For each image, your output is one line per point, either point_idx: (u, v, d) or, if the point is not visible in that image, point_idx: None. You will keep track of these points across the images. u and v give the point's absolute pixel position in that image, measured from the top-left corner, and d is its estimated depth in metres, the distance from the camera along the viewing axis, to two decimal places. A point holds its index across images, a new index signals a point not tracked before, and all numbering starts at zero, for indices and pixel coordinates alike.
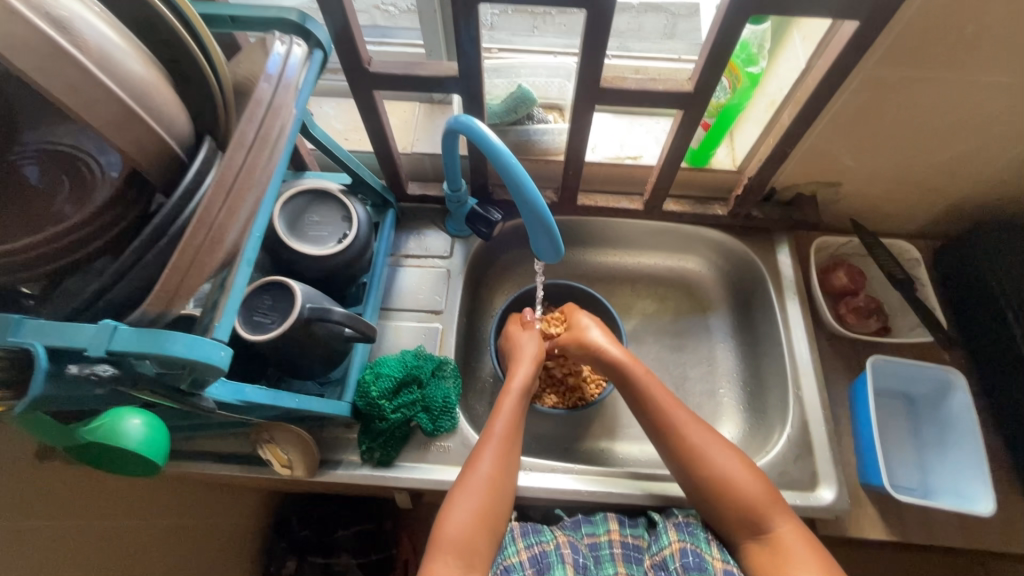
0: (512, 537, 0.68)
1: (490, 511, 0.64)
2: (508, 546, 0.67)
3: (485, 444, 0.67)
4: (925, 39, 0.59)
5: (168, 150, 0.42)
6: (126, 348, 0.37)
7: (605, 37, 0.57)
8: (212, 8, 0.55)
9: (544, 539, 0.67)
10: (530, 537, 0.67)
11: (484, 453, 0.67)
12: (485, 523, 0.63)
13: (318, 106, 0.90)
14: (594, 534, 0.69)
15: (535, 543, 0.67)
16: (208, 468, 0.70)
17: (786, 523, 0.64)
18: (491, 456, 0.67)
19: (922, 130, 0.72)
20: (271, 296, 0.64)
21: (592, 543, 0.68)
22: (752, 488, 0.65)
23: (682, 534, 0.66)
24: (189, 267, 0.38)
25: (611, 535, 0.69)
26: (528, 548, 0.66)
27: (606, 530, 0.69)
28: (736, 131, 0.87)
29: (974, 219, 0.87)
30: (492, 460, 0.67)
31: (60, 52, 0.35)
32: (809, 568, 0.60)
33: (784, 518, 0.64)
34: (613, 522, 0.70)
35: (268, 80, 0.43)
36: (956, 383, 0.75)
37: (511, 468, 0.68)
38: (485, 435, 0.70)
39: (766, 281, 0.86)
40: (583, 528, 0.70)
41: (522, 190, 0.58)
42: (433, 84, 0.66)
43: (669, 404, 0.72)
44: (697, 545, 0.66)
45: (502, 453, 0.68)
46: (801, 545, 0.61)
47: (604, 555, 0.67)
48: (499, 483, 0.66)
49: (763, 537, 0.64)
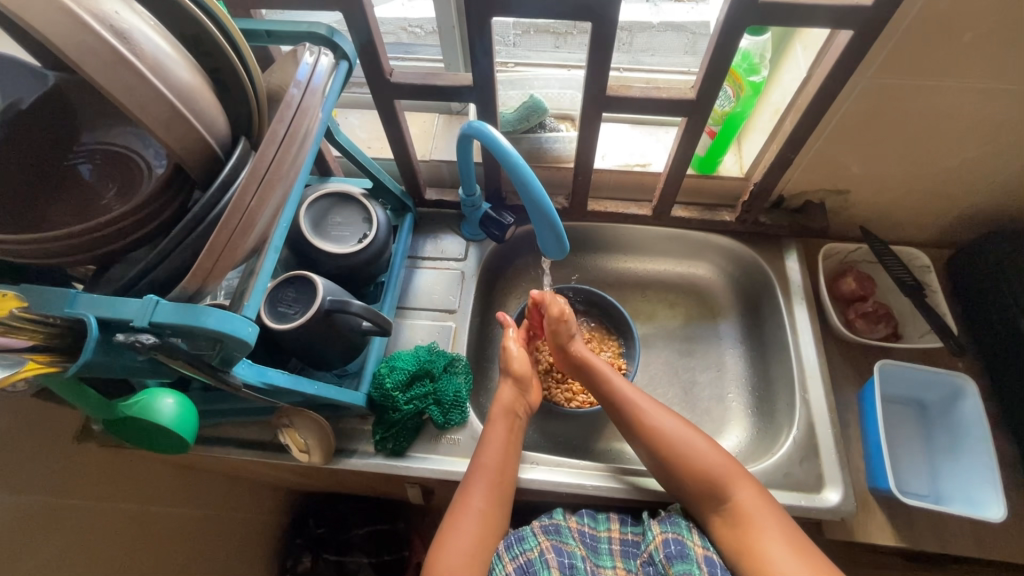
0: (496, 553, 0.68)
1: (482, 550, 0.66)
2: (494, 563, 0.67)
3: (475, 478, 0.68)
4: (922, 48, 0.61)
5: (208, 148, 0.47)
6: (166, 319, 0.42)
7: (609, 48, 0.61)
8: (251, 24, 0.60)
9: (528, 547, 0.67)
10: (514, 548, 0.68)
11: (476, 489, 0.69)
12: (477, 559, 0.66)
13: (344, 117, 0.96)
14: (594, 528, 0.72)
15: (518, 555, 0.67)
16: (231, 453, 0.73)
17: (748, 493, 0.66)
18: (481, 491, 0.68)
19: (927, 137, 0.73)
20: (295, 289, 0.68)
21: (591, 535, 0.71)
22: (711, 465, 0.68)
23: (666, 526, 0.68)
24: (222, 250, 0.42)
25: (611, 533, 0.71)
26: (514, 560, 0.67)
27: (607, 527, 0.72)
28: (743, 139, 0.89)
29: (988, 227, 0.87)
30: (484, 493, 0.68)
31: (120, 58, 0.40)
32: (772, 533, 0.62)
33: (745, 486, 0.66)
34: (614, 521, 0.73)
35: (297, 86, 0.47)
36: (968, 389, 0.74)
37: (503, 497, 0.69)
38: (474, 467, 0.71)
39: (774, 286, 0.88)
40: (585, 518, 0.73)
41: (528, 189, 0.62)
42: (450, 93, 0.70)
43: (639, 396, 0.75)
44: (679, 532, 0.67)
45: (494, 490, 0.69)
46: (763, 510, 0.64)
47: (602, 548, 0.70)
48: (490, 518, 0.68)
49: (726, 510, 0.66)
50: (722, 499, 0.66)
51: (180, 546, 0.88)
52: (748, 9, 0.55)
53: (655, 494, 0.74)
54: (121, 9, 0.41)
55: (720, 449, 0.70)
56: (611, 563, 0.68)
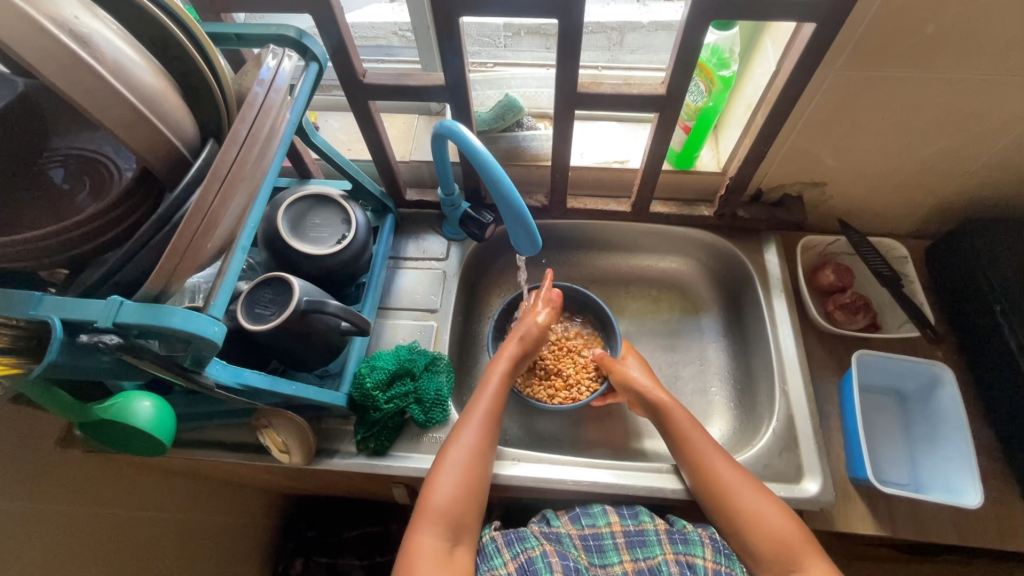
0: (496, 548, 0.68)
1: (473, 483, 0.67)
2: (494, 557, 0.67)
3: (467, 415, 0.71)
4: (886, 40, 0.62)
5: (174, 150, 0.48)
6: (130, 320, 0.42)
7: (578, 45, 0.62)
8: (220, 28, 0.61)
9: (530, 546, 0.67)
10: (515, 546, 0.67)
11: (465, 428, 0.71)
12: (468, 494, 0.67)
13: (324, 120, 0.96)
14: (594, 526, 0.70)
15: (520, 553, 0.67)
16: (212, 456, 0.73)
17: (818, 563, 0.63)
18: (472, 430, 0.71)
19: (897, 128, 0.74)
20: (272, 290, 0.68)
21: (593, 534, 0.70)
22: (782, 529, 0.65)
23: (718, 555, 0.66)
24: (185, 250, 0.43)
25: (612, 527, 0.70)
26: (514, 558, 0.66)
27: (607, 522, 0.70)
28: (720, 133, 0.90)
29: (963, 216, 0.88)
30: (475, 431, 0.71)
31: (79, 61, 0.40)
32: None
33: (811, 556, 0.64)
34: (613, 515, 0.71)
35: (261, 86, 0.47)
36: (945, 377, 0.75)
37: (492, 438, 0.71)
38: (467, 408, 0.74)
39: (754, 280, 0.88)
40: (583, 520, 0.71)
41: (499, 186, 0.62)
42: (423, 93, 0.71)
43: (686, 420, 0.75)
44: (732, 568, 0.66)
45: (483, 429, 0.71)
46: None
47: (606, 545, 0.68)
48: (480, 455, 0.70)
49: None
50: (787, 564, 0.64)
51: (166, 551, 0.88)
52: (711, 3, 0.56)
53: (637, 489, 0.74)
54: (81, 13, 0.41)
55: (790, 513, 0.67)
56: (618, 559, 0.67)
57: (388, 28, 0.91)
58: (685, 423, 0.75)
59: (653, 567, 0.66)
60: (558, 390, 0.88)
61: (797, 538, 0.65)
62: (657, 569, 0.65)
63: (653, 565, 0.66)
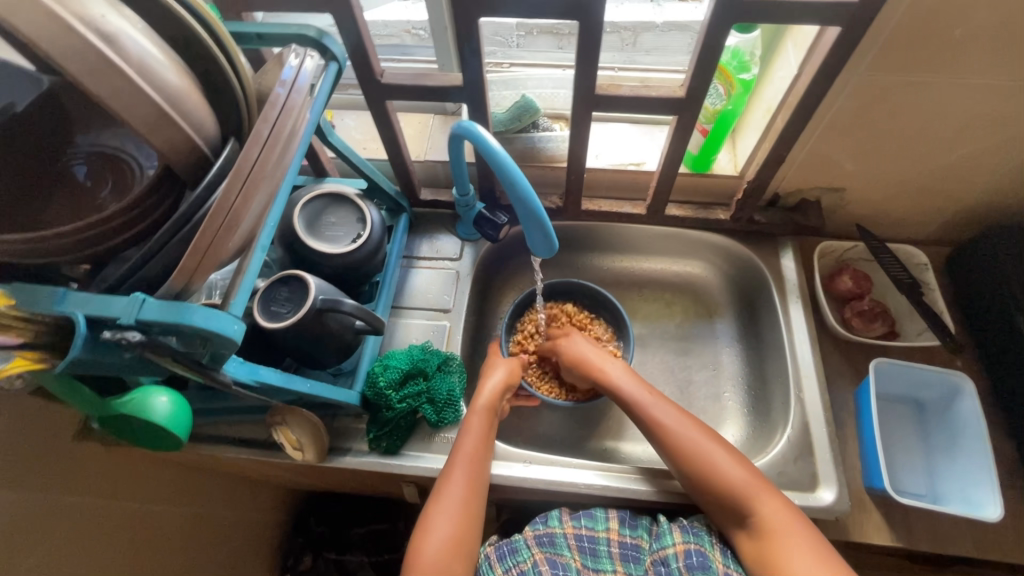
0: (490, 564, 0.69)
1: (465, 533, 0.66)
2: (488, 575, 0.68)
3: (457, 461, 0.68)
4: (912, 44, 0.61)
5: (196, 148, 0.48)
6: (153, 317, 0.42)
7: (597, 46, 0.61)
8: (241, 27, 0.61)
9: (522, 559, 0.67)
10: (507, 560, 0.68)
11: (454, 472, 0.69)
12: (461, 544, 0.65)
13: (340, 118, 0.97)
14: (591, 528, 0.71)
15: (512, 566, 0.67)
16: (226, 451, 0.74)
17: (776, 507, 0.64)
18: (462, 475, 0.69)
19: (921, 134, 0.73)
20: (288, 288, 0.69)
21: (590, 536, 0.70)
22: (738, 482, 0.66)
23: (687, 536, 0.68)
24: (207, 248, 0.43)
25: (609, 534, 0.70)
26: (506, 572, 0.67)
27: (606, 527, 0.71)
28: (737, 136, 0.89)
29: (985, 224, 0.86)
30: (465, 475, 0.69)
31: (105, 60, 0.40)
32: (797, 549, 0.60)
33: (766, 500, 0.64)
34: (613, 521, 0.72)
35: (283, 86, 0.48)
36: (965, 388, 0.74)
37: (482, 481, 0.70)
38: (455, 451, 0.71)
39: (770, 285, 0.87)
40: (583, 520, 0.72)
41: (516, 188, 0.62)
42: (440, 93, 0.71)
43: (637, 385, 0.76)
44: (701, 544, 0.67)
45: (473, 472, 0.69)
46: (790, 526, 0.62)
47: (601, 550, 0.69)
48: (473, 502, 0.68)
49: (752, 524, 0.64)
50: (747, 512, 0.65)
51: (179, 544, 0.89)
52: (734, 6, 0.55)
53: (648, 493, 0.74)
54: (107, 12, 0.42)
55: (745, 462, 0.68)
56: (612, 566, 0.67)
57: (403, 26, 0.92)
58: (643, 395, 0.75)
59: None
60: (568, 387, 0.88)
61: (752, 484, 0.66)
62: None
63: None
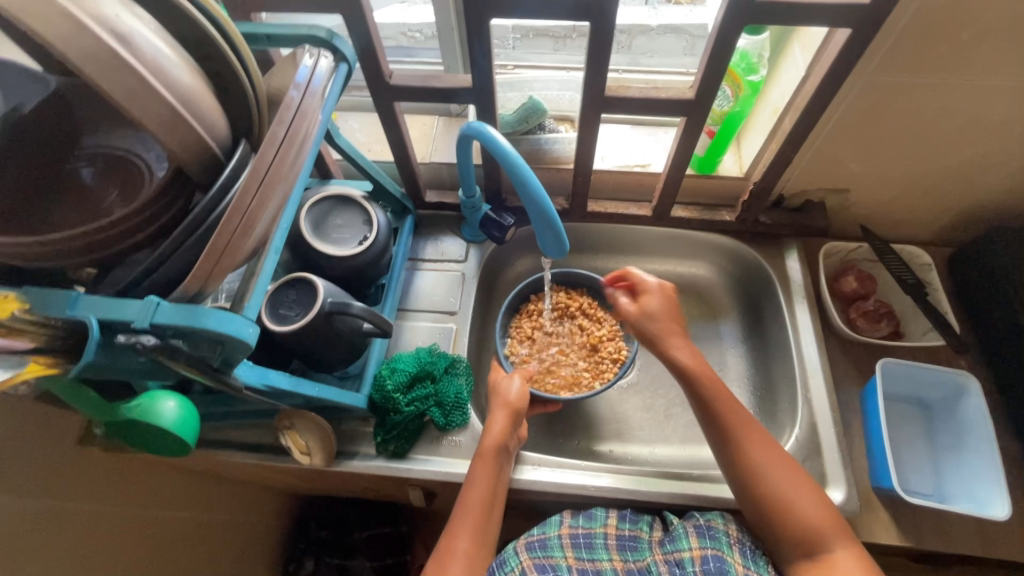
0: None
1: None
2: None
3: (460, 522, 0.66)
4: (920, 46, 0.61)
5: (208, 150, 0.47)
6: (167, 321, 0.42)
7: (609, 47, 0.61)
8: (250, 28, 0.60)
9: (510, 569, 0.66)
10: (496, 573, 0.66)
11: (459, 530, 0.67)
12: None
13: (344, 120, 0.97)
14: (589, 525, 0.71)
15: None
16: (232, 456, 0.73)
17: (845, 548, 0.61)
18: (466, 533, 0.66)
19: (926, 135, 0.73)
20: (296, 290, 0.68)
21: (586, 533, 0.71)
22: (810, 508, 0.63)
23: (704, 541, 0.65)
24: (223, 252, 0.42)
25: (607, 528, 0.71)
26: None
27: (602, 523, 0.71)
28: (742, 138, 0.89)
29: (987, 224, 0.87)
30: (469, 535, 0.66)
31: (120, 60, 0.40)
32: None
33: (842, 544, 0.61)
34: (611, 517, 0.72)
35: (297, 89, 0.47)
36: (971, 387, 0.74)
37: (488, 535, 0.68)
38: (460, 503, 0.68)
39: (775, 285, 0.87)
40: (580, 518, 0.72)
41: (527, 188, 0.61)
42: (449, 94, 0.71)
43: (725, 394, 0.70)
44: (718, 548, 0.65)
45: (476, 533, 0.67)
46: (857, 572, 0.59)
47: (597, 543, 0.69)
48: (475, 560, 0.66)
49: (816, 559, 0.62)
50: (810, 545, 0.62)
51: (182, 550, 0.88)
52: (746, 7, 0.56)
53: (658, 495, 0.74)
54: (122, 12, 0.41)
55: (822, 496, 0.65)
56: (607, 557, 0.68)
57: (395, 29, 0.91)
58: (719, 399, 0.70)
59: (643, 569, 0.67)
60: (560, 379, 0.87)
61: (825, 519, 0.63)
62: (645, 570, 0.66)
63: (642, 567, 0.67)
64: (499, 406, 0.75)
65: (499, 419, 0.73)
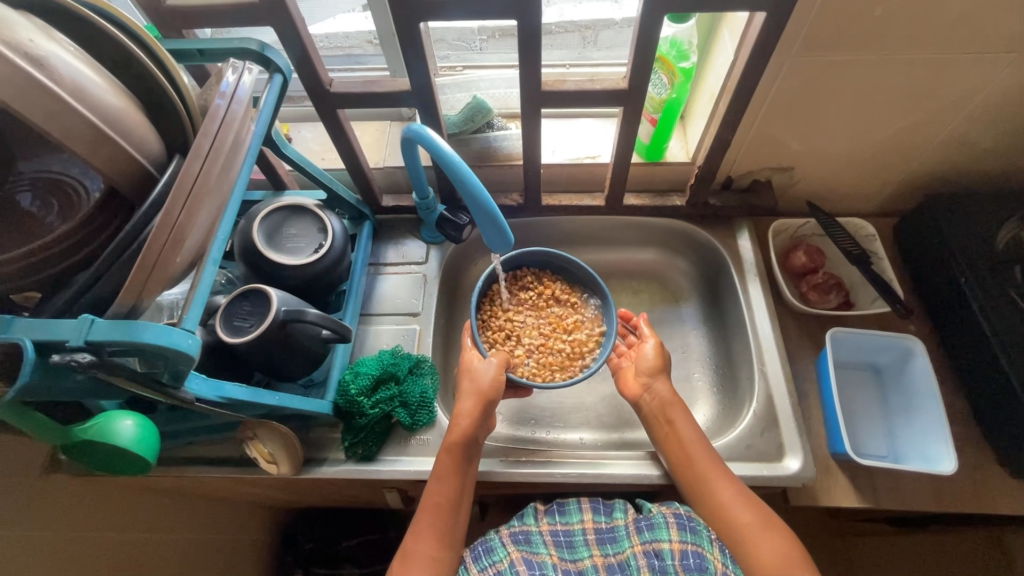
0: (466, 565, 0.69)
1: None
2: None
3: (421, 519, 0.67)
4: (838, 24, 0.64)
5: (138, 166, 0.48)
6: (100, 337, 0.42)
7: (538, 43, 0.63)
8: (181, 44, 0.61)
9: (498, 558, 0.68)
10: (482, 560, 0.69)
11: (424, 527, 0.68)
12: None
13: (297, 131, 0.97)
14: (567, 522, 0.72)
15: (488, 565, 0.68)
16: (201, 472, 0.73)
17: (773, 552, 0.63)
18: (431, 530, 0.68)
19: (858, 109, 0.76)
20: (250, 302, 0.69)
21: (565, 530, 0.72)
22: (742, 515, 0.66)
23: (684, 534, 0.67)
24: (154, 265, 0.43)
25: (584, 524, 0.72)
26: (482, 571, 0.67)
27: (579, 518, 0.73)
28: (687, 124, 0.92)
29: (926, 192, 0.90)
30: (432, 532, 0.68)
31: (35, 82, 0.40)
32: None
33: (767, 546, 0.63)
34: (586, 512, 0.73)
35: (222, 98, 0.48)
36: (916, 349, 0.77)
37: (453, 533, 0.69)
38: (426, 498, 0.70)
39: (728, 265, 0.90)
40: (556, 516, 0.73)
41: (467, 186, 0.63)
42: (391, 99, 0.72)
43: (677, 413, 0.74)
44: (698, 544, 0.66)
45: (441, 528, 0.68)
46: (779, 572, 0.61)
47: (577, 541, 0.70)
48: (439, 557, 0.67)
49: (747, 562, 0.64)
50: (741, 549, 0.65)
51: (162, 572, 0.87)
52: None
53: (625, 478, 0.75)
54: (36, 36, 0.42)
55: (759, 505, 0.67)
56: (588, 554, 0.69)
57: (362, 36, 0.92)
58: (672, 418, 0.74)
59: (622, 562, 0.67)
60: (538, 364, 0.82)
61: (760, 524, 0.65)
62: (625, 564, 0.67)
63: (622, 561, 0.67)
64: (468, 393, 0.73)
65: (467, 408, 0.72)
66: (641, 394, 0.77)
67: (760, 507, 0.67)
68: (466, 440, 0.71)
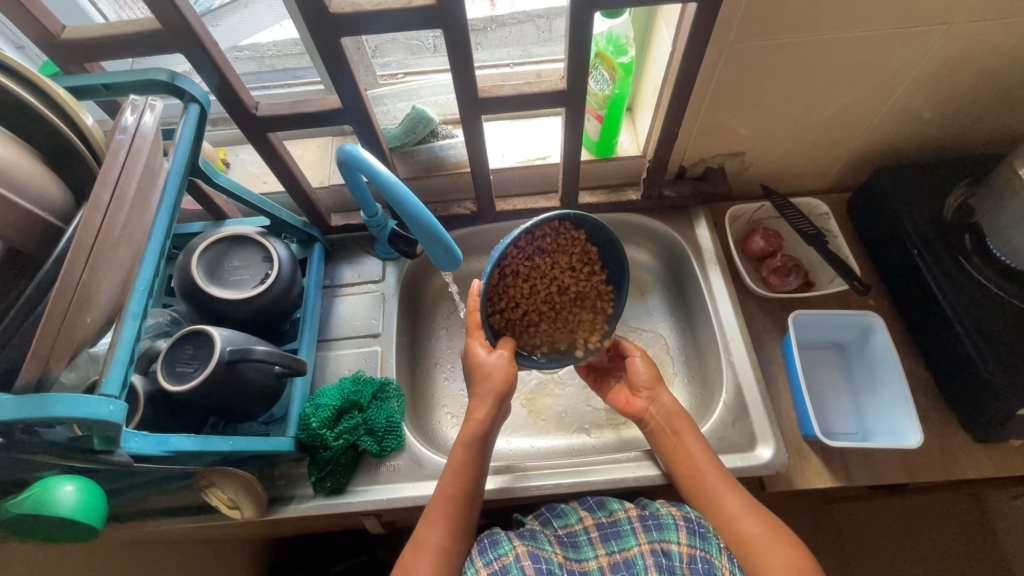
0: (471, 558, 0.64)
1: None
2: (467, 568, 0.63)
3: (432, 509, 0.64)
4: (770, 9, 0.63)
5: (38, 220, 0.44)
6: (8, 415, 0.39)
7: (467, 51, 0.60)
8: (82, 79, 0.56)
9: (503, 552, 0.63)
10: (487, 554, 0.63)
11: (433, 518, 0.65)
12: None
13: (234, 155, 0.93)
14: (566, 525, 0.69)
15: (493, 560, 0.62)
16: (162, 524, 0.71)
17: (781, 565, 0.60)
18: (441, 523, 0.64)
19: (800, 91, 0.75)
20: (192, 345, 0.65)
21: (567, 532, 0.68)
22: (750, 527, 0.64)
23: (693, 539, 0.63)
24: (59, 330, 0.39)
25: (584, 522, 0.68)
26: (487, 565, 0.62)
27: (578, 518, 0.69)
28: (636, 116, 0.90)
29: (874, 166, 0.91)
30: (442, 525, 0.64)
31: None
32: None
33: (776, 558, 0.61)
34: (584, 510, 0.69)
35: (123, 133, 0.45)
36: (876, 325, 0.78)
37: (462, 530, 0.65)
38: (437, 490, 0.67)
39: (689, 255, 0.89)
40: (555, 522, 0.70)
41: (406, 207, 0.61)
42: (322, 118, 0.68)
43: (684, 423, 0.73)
44: (707, 551, 0.62)
45: (454, 520, 0.65)
46: None
47: (581, 540, 0.66)
48: (448, 549, 0.64)
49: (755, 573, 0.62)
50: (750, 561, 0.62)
51: None
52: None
53: (603, 484, 0.74)
54: None
55: (766, 516, 0.65)
56: (593, 554, 0.65)
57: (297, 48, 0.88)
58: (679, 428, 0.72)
59: (629, 559, 0.63)
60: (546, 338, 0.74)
61: (767, 536, 0.63)
62: (632, 562, 0.62)
63: (628, 558, 0.63)
64: (481, 390, 0.68)
65: (481, 404, 0.68)
66: (646, 408, 0.76)
67: (768, 517, 0.65)
68: (481, 435, 0.68)
